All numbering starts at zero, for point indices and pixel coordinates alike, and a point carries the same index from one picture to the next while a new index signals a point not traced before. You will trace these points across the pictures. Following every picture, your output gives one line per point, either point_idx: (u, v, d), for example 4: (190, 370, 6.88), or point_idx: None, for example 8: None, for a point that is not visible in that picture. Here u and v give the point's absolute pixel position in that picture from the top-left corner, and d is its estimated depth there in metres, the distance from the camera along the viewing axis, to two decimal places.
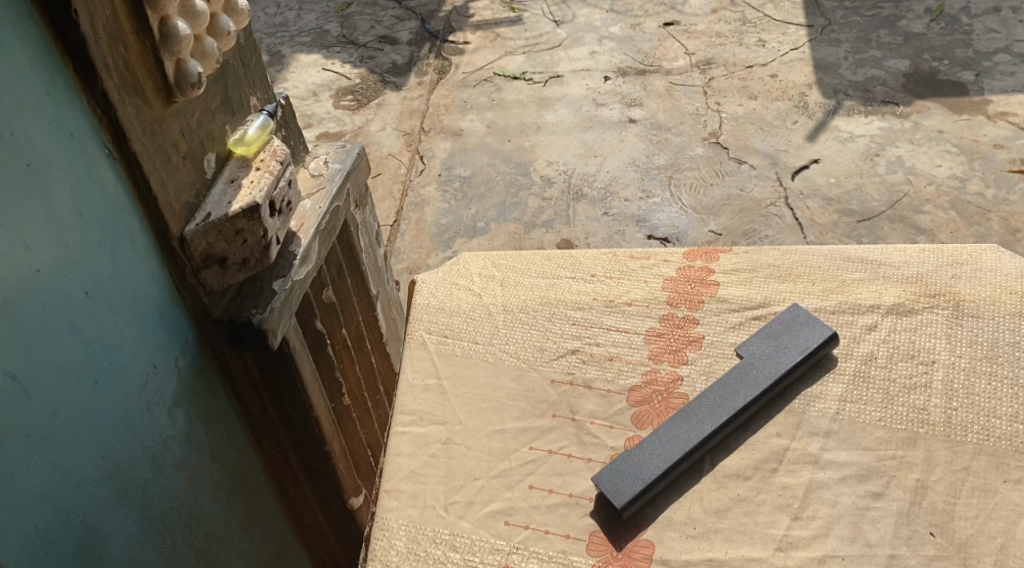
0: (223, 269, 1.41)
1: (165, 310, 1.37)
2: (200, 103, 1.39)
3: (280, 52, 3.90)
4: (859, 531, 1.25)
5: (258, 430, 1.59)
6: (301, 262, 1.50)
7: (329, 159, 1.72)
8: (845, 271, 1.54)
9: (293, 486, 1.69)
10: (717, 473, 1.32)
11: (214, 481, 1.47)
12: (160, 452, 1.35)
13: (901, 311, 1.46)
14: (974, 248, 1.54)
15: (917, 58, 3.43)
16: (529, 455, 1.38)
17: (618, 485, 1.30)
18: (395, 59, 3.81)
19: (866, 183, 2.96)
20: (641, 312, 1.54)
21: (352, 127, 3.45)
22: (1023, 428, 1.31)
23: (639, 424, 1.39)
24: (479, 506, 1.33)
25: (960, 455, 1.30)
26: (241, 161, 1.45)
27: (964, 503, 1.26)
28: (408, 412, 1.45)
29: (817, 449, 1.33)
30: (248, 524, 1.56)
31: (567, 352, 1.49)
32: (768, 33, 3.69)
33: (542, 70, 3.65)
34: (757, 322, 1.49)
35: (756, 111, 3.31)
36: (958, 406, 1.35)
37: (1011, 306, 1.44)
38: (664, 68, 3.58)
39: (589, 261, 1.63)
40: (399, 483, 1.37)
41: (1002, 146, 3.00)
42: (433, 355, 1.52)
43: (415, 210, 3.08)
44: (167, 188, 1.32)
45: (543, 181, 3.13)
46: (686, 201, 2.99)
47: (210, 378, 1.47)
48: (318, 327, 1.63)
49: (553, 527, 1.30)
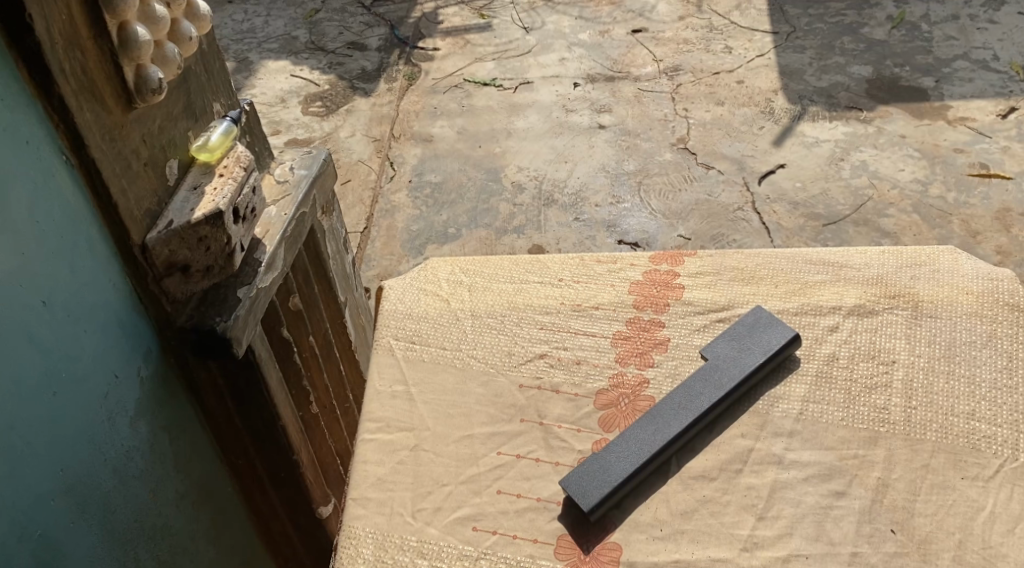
0: (186, 277, 1.41)
1: (127, 319, 1.36)
2: (162, 110, 1.39)
3: (248, 58, 3.89)
4: (822, 530, 1.26)
5: (223, 439, 1.58)
6: (266, 269, 1.50)
7: (295, 165, 1.72)
8: (808, 273, 1.56)
9: (261, 496, 1.69)
10: (683, 474, 1.33)
11: (178, 492, 1.46)
12: (122, 463, 1.34)
13: (861, 312, 1.48)
14: (931, 250, 1.57)
15: (879, 64, 3.48)
16: (497, 460, 1.38)
17: (585, 488, 1.31)
18: (364, 65, 3.80)
19: (831, 188, 3.00)
20: (608, 315, 1.55)
21: (321, 134, 3.44)
22: (980, 426, 1.34)
23: (606, 427, 1.40)
24: (447, 512, 1.33)
25: (919, 452, 1.32)
26: (204, 167, 1.45)
27: (924, 500, 1.28)
28: (375, 419, 1.45)
29: (781, 450, 1.35)
30: (214, 535, 1.56)
31: (535, 357, 1.50)
32: (734, 40, 3.73)
33: (512, 76, 3.67)
34: (721, 325, 1.51)
35: (723, 117, 3.34)
36: (917, 404, 1.37)
37: (967, 307, 1.47)
38: (633, 75, 3.60)
39: (556, 266, 1.64)
40: (366, 490, 1.37)
41: (962, 151, 3.05)
42: (400, 361, 1.52)
43: (386, 217, 3.07)
44: (128, 195, 1.32)
45: (513, 187, 3.14)
46: (656, 207, 3.01)
47: (174, 387, 1.46)
48: (284, 334, 1.63)
49: (521, 532, 1.31)
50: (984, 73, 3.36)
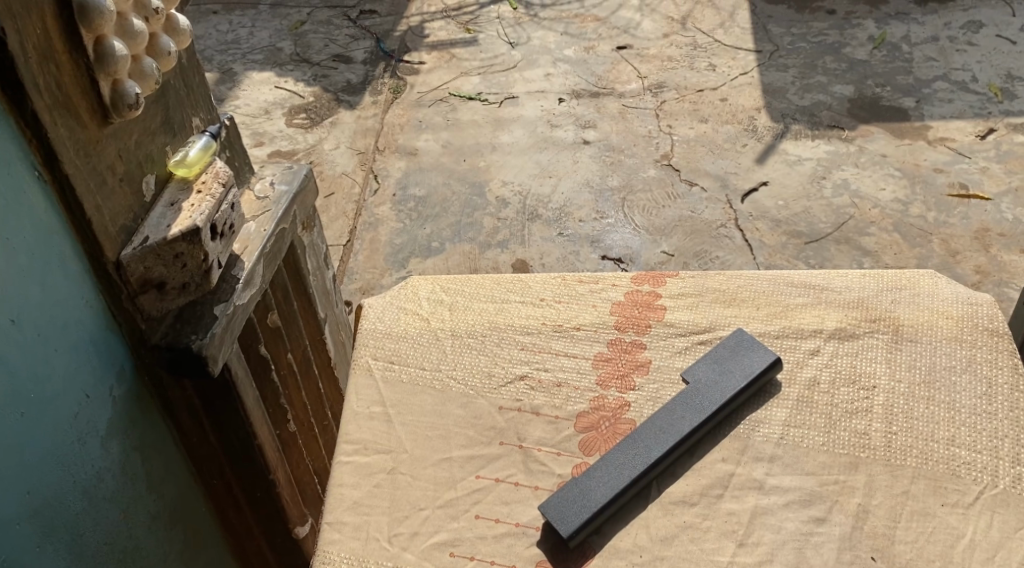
0: (161, 294, 1.39)
1: (100, 338, 1.34)
2: (139, 124, 1.37)
3: (232, 69, 3.87)
4: (802, 557, 1.25)
5: (198, 458, 1.56)
6: (244, 286, 1.48)
7: (275, 180, 1.70)
8: (789, 296, 1.55)
9: (236, 515, 1.66)
10: (663, 500, 1.32)
11: (151, 514, 1.44)
12: (92, 485, 1.32)
13: (843, 336, 1.48)
14: (911, 273, 1.57)
15: (861, 83, 3.50)
16: (476, 484, 1.36)
17: (565, 513, 1.29)
18: (349, 78, 3.79)
19: (814, 206, 3.00)
20: (590, 336, 1.54)
21: (305, 146, 3.42)
22: (961, 452, 1.33)
23: (586, 451, 1.39)
24: (425, 537, 1.32)
25: (900, 479, 1.31)
26: (182, 183, 1.43)
27: (904, 527, 1.27)
28: (352, 441, 1.43)
29: (762, 475, 1.34)
30: (187, 555, 1.53)
31: (515, 378, 1.49)
32: (718, 57, 3.75)
33: (497, 91, 3.66)
34: (702, 347, 1.50)
35: (707, 134, 3.34)
36: (897, 430, 1.36)
37: (948, 331, 1.47)
38: (617, 91, 3.61)
39: (538, 285, 1.63)
40: (342, 514, 1.35)
41: (942, 171, 3.07)
42: (379, 382, 1.50)
43: (369, 230, 3.06)
44: (102, 212, 1.30)
45: (498, 202, 3.13)
46: (640, 222, 3.01)
47: (148, 405, 1.44)
48: (261, 352, 1.61)
49: (499, 558, 1.29)
50: (963, 94, 3.38)
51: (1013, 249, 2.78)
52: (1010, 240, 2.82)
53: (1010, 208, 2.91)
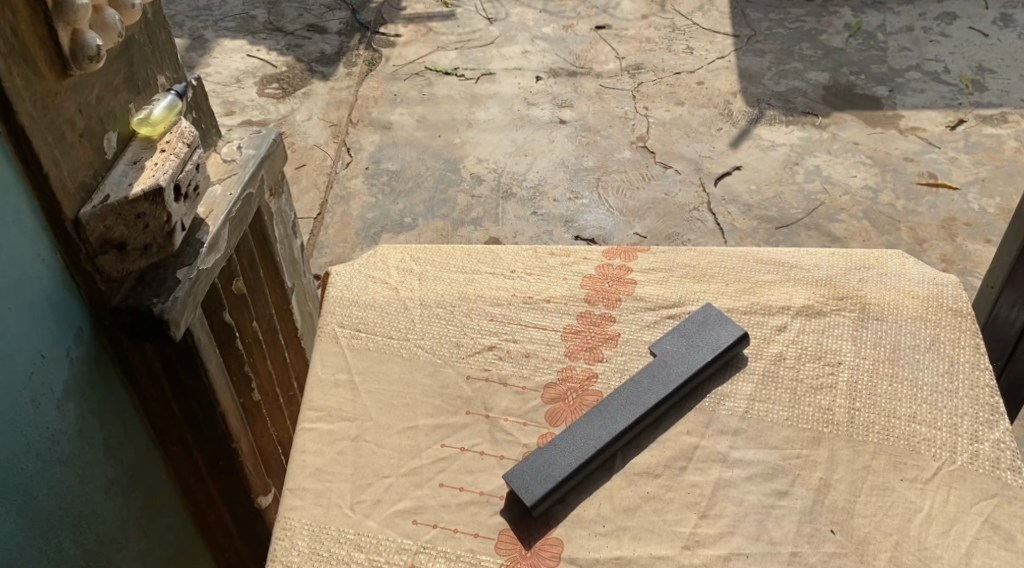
0: (122, 255, 1.36)
1: (57, 297, 1.32)
2: (101, 79, 1.35)
3: (203, 36, 3.82)
4: (763, 529, 1.26)
5: (159, 425, 1.54)
6: (208, 250, 1.46)
7: (243, 144, 1.68)
8: (759, 272, 1.56)
9: (196, 484, 1.64)
10: (627, 470, 1.33)
11: (108, 479, 1.42)
12: (46, 448, 1.30)
13: (810, 313, 1.49)
14: (880, 254, 1.59)
15: (836, 71, 3.51)
16: (440, 452, 1.36)
17: (529, 482, 1.29)
18: (324, 48, 3.75)
19: (785, 191, 3.02)
20: (559, 309, 1.53)
21: (277, 116, 3.38)
22: (922, 429, 1.34)
23: (552, 421, 1.39)
24: (387, 504, 1.31)
25: (861, 454, 1.33)
26: (145, 141, 1.41)
27: (863, 501, 1.28)
28: (316, 408, 1.42)
29: (725, 447, 1.34)
30: (146, 523, 1.51)
31: (484, 348, 1.48)
32: (696, 40, 3.74)
33: (474, 66, 3.64)
34: (671, 321, 1.50)
35: (682, 117, 3.34)
36: (861, 406, 1.37)
37: (913, 310, 1.48)
38: (595, 71, 3.60)
39: (509, 257, 1.63)
40: (304, 481, 1.34)
41: (912, 160, 3.09)
42: (345, 350, 1.49)
43: (341, 204, 3.03)
44: (61, 168, 1.27)
45: (472, 178, 3.11)
46: (614, 203, 3.01)
47: (106, 369, 1.42)
48: (226, 319, 1.59)
49: (462, 526, 1.29)
50: (935, 85, 3.40)
51: (978, 239, 2.81)
52: (976, 229, 2.85)
53: (976, 199, 2.94)
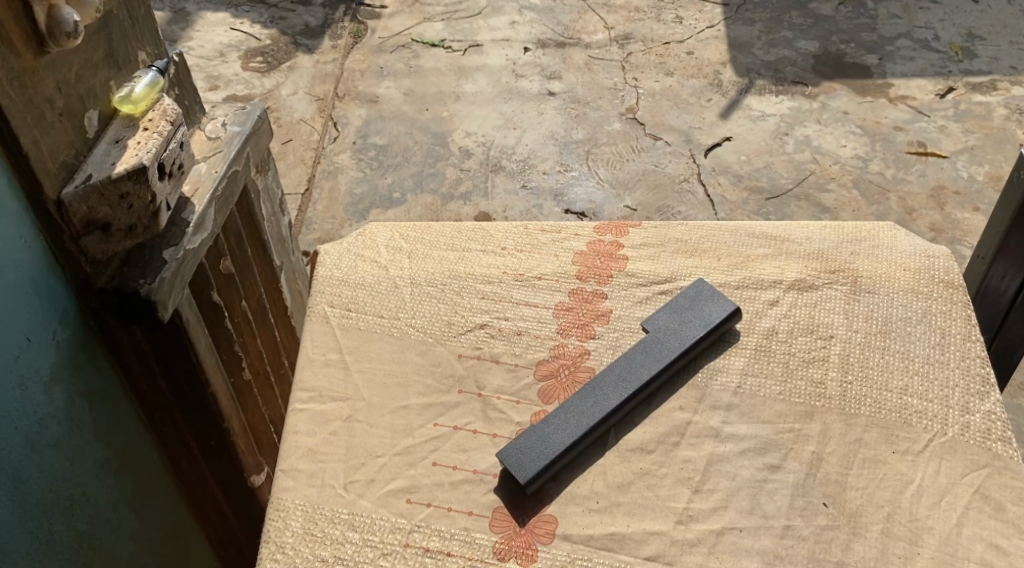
0: (106, 236, 1.35)
1: (42, 280, 1.30)
2: (79, 57, 1.33)
3: (184, 9, 3.77)
4: (756, 503, 1.27)
5: (149, 406, 1.53)
6: (194, 230, 1.45)
7: (228, 120, 1.66)
8: (751, 247, 1.56)
9: (189, 465, 1.63)
10: (621, 447, 1.33)
11: (98, 460, 1.41)
12: (35, 431, 1.30)
13: (802, 287, 1.48)
14: (871, 226, 1.58)
15: (826, 39, 3.49)
16: (434, 431, 1.36)
17: (522, 459, 1.29)
18: (308, 21, 3.71)
19: (775, 161, 3.01)
20: (551, 286, 1.53)
21: (262, 90, 3.35)
22: (913, 401, 1.35)
23: (545, 399, 1.39)
24: (380, 484, 1.31)
25: (853, 427, 1.33)
26: (127, 120, 1.39)
27: (856, 474, 1.29)
28: (307, 389, 1.41)
29: (718, 423, 1.34)
30: (138, 504, 1.51)
31: (475, 327, 1.48)
32: (685, 10, 3.71)
33: (462, 38, 3.61)
34: (663, 297, 1.50)
35: (672, 88, 3.32)
36: (853, 379, 1.38)
37: (905, 283, 1.48)
38: (583, 41, 3.57)
39: (499, 234, 1.62)
40: (297, 461, 1.34)
41: (901, 129, 3.09)
42: (336, 330, 1.48)
43: (328, 179, 3.02)
44: (40, 147, 1.26)
45: (460, 152, 3.09)
46: (604, 176, 3.00)
47: (94, 351, 1.41)
48: (214, 299, 1.58)
49: (456, 504, 1.29)
50: (925, 52, 3.39)
51: (966, 208, 2.82)
52: (964, 198, 2.85)
53: (966, 167, 2.94)
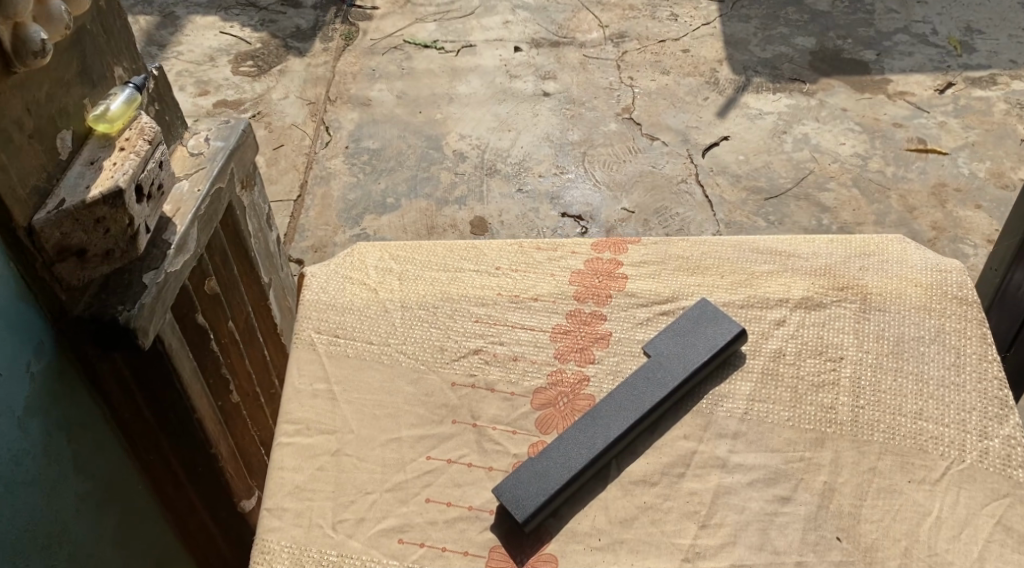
0: (82, 262, 1.30)
1: (14, 311, 1.24)
2: (49, 75, 1.26)
3: (173, 13, 3.70)
4: (766, 539, 1.20)
5: (133, 435, 1.47)
6: (176, 252, 1.39)
7: (210, 136, 1.59)
8: (755, 263, 1.49)
9: (176, 493, 1.57)
10: (623, 480, 1.26)
11: (79, 495, 1.35)
12: (10, 471, 1.23)
13: (810, 305, 1.42)
14: (880, 239, 1.52)
15: (823, 35, 3.43)
16: (427, 465, 1.29)
17: (520, 495, 1.23)
18: (298, 23, 3.64)
19: (774, 161, 2.94)
20: (548, 307, 1.46)
21: (252, 95, 3.28)
22: (929, 426, 1.29)
23: (543, 429, 1.32)
24: (371, 523, 1.25)
25: (866, 455, 1.27)
26: (103, 139, 1.33)
27: (870, 505, 1.22)
28: (293, 421, 1.35)
29: (725, 452, 1.28)
30: (123, 536, 1.45)
31: (469, 352, 1.41)
32: (680, 7, 3.64)
33: (453, 38, 3.54)
34: (665, 318, 1.44)
35: (668, 87, 3.26)
36: (865, 404, 1.31)
37: (916, 300, 1.42)
38: (577, 40, 3.50)
39: (493, 253, 1.55)
40: (283, 499, 1.27)
41: (900, 126, 3.02)
42: (323, 358, 1.42)
43: (321, 185, 2.95)
44: (9, 171, 1.19)
45: (454, 156, 3.03)
46: (600, 177, 2.93)
47: (72, 381, 1.34)
48: (198, 323, 1.52)
49: (451, 544, 1.22)
50: (923, 47, 3.32)
51: (969, 205, 2.76)
52: (966, 195, 2.79)
53: (967, 163, 2.88)
